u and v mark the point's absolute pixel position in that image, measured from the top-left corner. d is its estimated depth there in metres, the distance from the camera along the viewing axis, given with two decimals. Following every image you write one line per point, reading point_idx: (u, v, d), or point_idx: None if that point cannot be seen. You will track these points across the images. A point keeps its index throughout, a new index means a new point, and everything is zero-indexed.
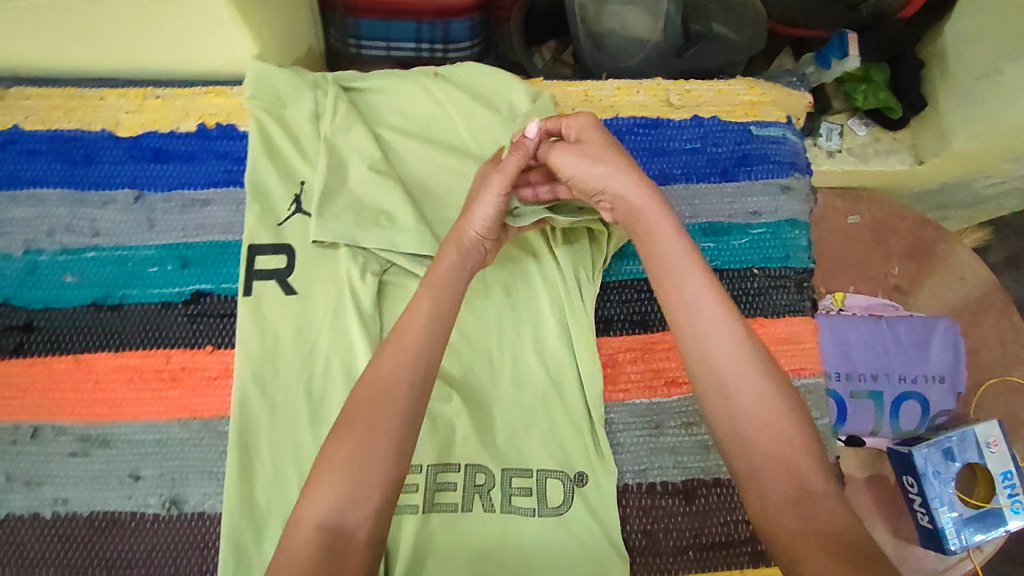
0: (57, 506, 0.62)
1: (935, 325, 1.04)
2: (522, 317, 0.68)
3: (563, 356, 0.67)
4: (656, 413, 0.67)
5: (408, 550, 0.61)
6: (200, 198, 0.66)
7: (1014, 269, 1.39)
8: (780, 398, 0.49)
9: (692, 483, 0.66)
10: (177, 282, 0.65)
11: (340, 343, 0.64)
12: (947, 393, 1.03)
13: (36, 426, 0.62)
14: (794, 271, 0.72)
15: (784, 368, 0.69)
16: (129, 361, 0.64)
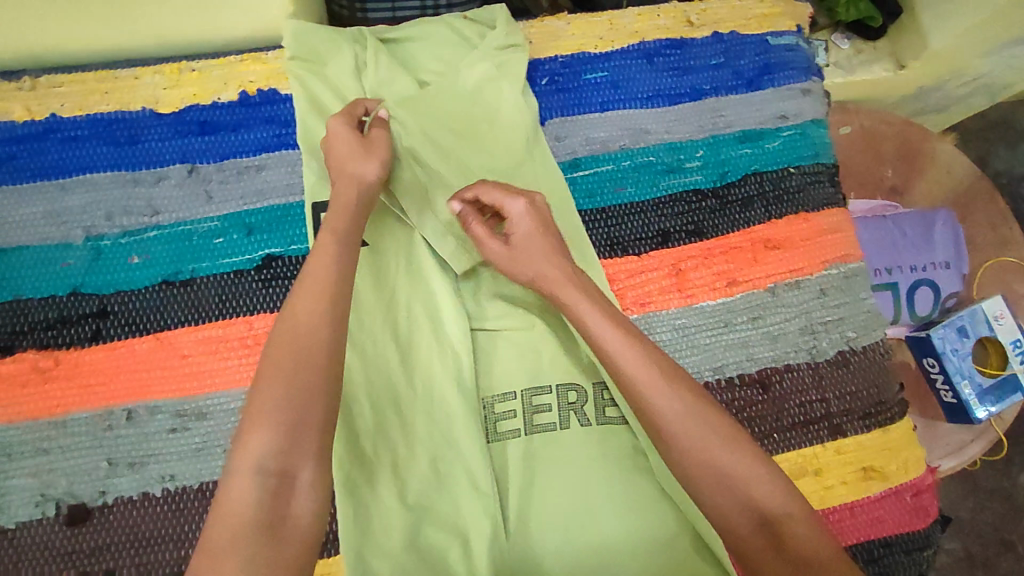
0: (165, 483, 0.60)
1: (935, 216, 1.11)
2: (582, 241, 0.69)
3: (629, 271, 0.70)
4: (723, 312, 0.70)
5: (519, 471, 0.63)
6: (254, 164, 0.68)
7: (984, 165, 1.47)
8: (705, 425, 0.54)
9: (766, 372, 0.70)
10: (245, 249, 0.66)
11: (419, 286, 0.66)
12: (954, 277, 1.10)
13: (129, 409, 0.61)
14: (825, 166, 0.77)
15: (830, 254, 0.73)
16: (213, 332, 0.63)
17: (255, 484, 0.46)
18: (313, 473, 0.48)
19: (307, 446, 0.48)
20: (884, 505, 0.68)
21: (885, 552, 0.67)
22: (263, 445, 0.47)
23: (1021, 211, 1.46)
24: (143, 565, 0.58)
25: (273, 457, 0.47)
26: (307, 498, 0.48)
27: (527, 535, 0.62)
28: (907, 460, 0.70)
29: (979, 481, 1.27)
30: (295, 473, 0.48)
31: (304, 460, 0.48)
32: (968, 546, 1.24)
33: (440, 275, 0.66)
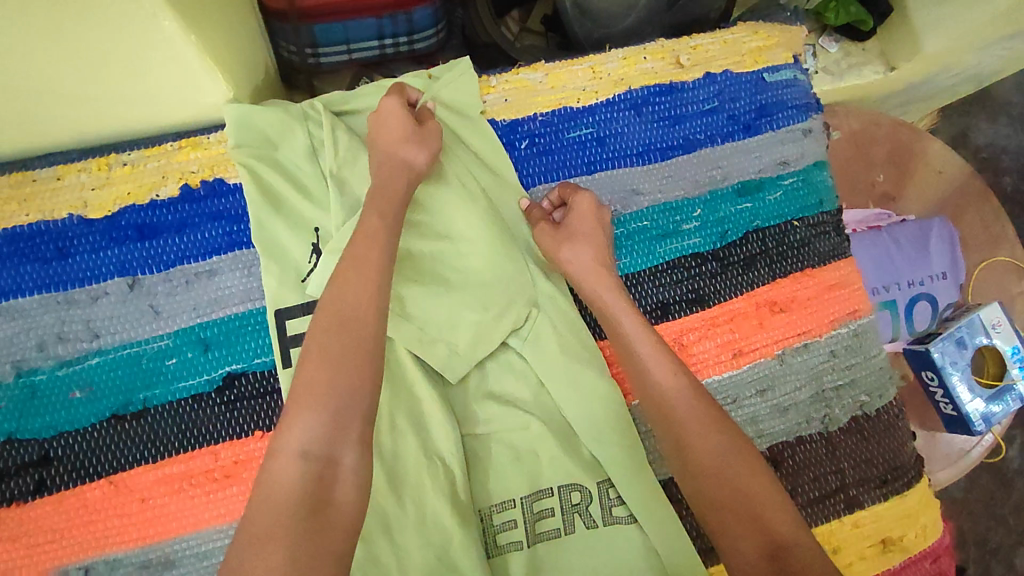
0: None
1: (931, 225, 1.08)
2: (576, 325, 0.64)
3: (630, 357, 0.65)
4: (731, 387, 0.66)
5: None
6: (205, 269, 0.60)
7: (966, 145, 1.43)
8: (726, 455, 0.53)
9: (778, 448, 0.66)
10: (203, 368, 0.59)
11: (402, 396, 0.60)
12: (951, 287, 1.07)
13: (86, 566, 0.55)
14: (830, 214, 0.72)
15: (839, 312, 0.69)
16: (173, 469, 0.57)
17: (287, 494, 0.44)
18: (357, 460, 0.47)
19: (351, 434, 0.47)
20: None
21: None
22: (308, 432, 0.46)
23: (1001, 185, 1.43)
24: None
25: (318, 443, 0.46)
26: (348, 486, 0.46)
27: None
28: (926, 525, 0.67)
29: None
30: (337, 457, 0.46)
31: (348, 447, 0.47)
32: (964, 533, 1.25)
33: (424, 381, 0.60)
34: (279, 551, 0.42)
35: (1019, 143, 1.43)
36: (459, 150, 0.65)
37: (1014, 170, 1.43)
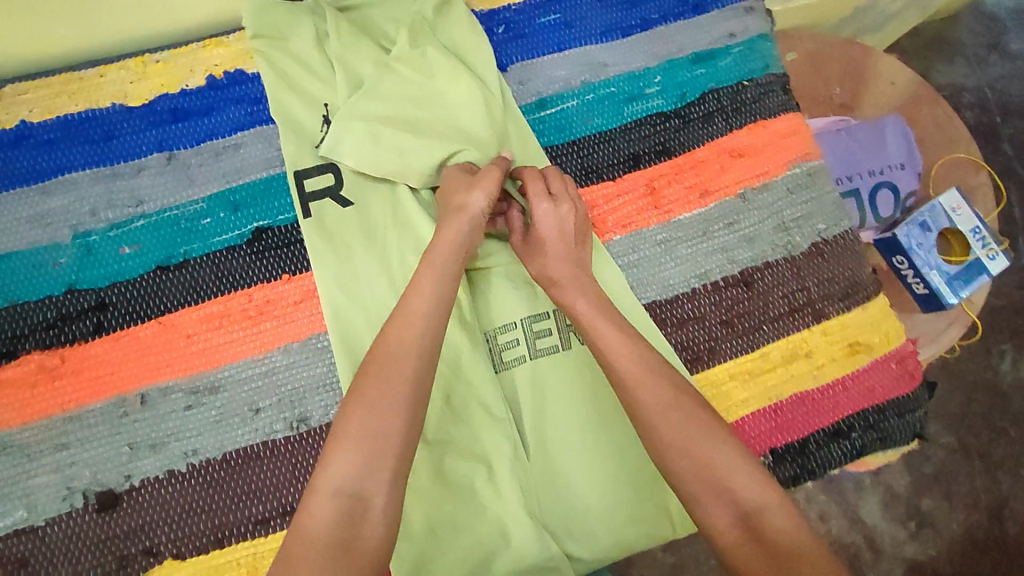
0: (189, 458, 0.61)
1: (887, 122, 1.17)
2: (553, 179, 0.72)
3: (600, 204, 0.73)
4: (700, 222, 0.74)
5: (529, 393, 0.66)
6: (231, 143, 0.69)
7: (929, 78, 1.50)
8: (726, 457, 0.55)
9: (748, 272, 0.73)
10: (233, 225, 0.67)
11: (409, 238, 0.68)
12: (911, 176, 1.16)
13: (142, 393, 0.62)
14: (776, 76, 0.81)
15: (792, 155, 0.77)
16: (214, 309, 0.65)
17: (333, 505, 0.51)
18: (384, 502, 0.52)
19: (381, 473, 0.52)
20: (872, 375, 0.73)
21: (880, 418, 0.72)
22: (341, 468, 0.52)
23: (965, 120, 1.47)
24: (179, 539, 0.59)
25: (349, 481, 0.52)
26: (378, 522, 0.51)
27: (549, 450, 0.65)
28: (888, 332, 0.74)
29: (963, 376, 1.34)
30: (368, 498, 0.51)
31: (377, 489, 0.52)
32: (961, 435, 1.31)
33: (426, 222, 0.68)
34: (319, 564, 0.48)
35: (977, 81, 1.49)
36: (444, 37, 0.75)
37: (976, 106, 1.48)
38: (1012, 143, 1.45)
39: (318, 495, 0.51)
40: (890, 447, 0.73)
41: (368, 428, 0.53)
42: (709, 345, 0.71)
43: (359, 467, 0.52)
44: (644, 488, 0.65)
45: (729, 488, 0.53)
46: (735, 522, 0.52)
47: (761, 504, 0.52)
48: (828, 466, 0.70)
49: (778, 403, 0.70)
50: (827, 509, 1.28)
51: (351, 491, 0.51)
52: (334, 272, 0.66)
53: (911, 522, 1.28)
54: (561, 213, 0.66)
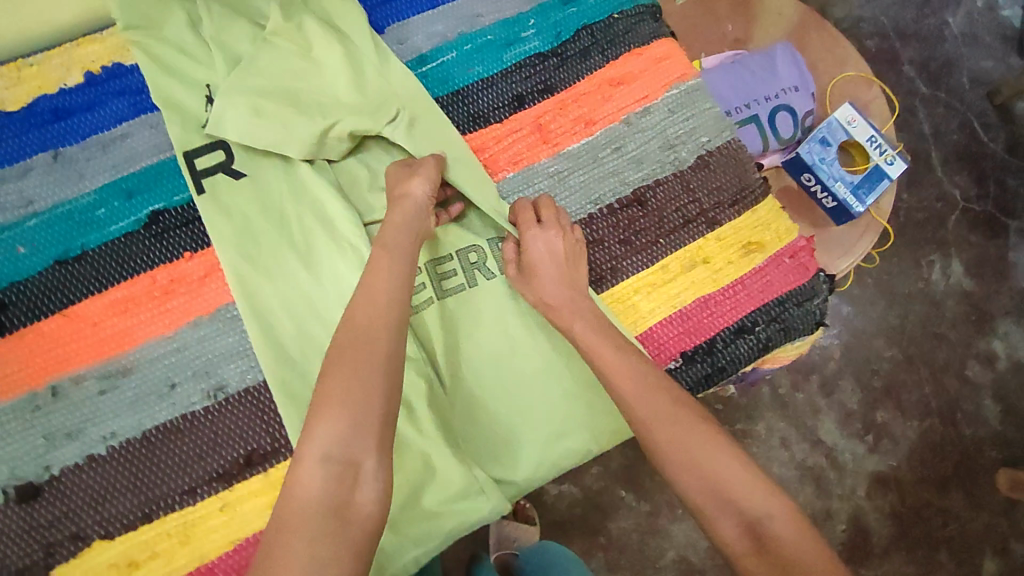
0: (108, 441, 0.62)
1: (776, 50, 1.23)
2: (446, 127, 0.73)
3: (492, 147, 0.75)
4: (589, 151, 0.77)
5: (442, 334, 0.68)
6: (118, 135, 0.70)
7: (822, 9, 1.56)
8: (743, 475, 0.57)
9: (640, 191, 0.77)
10: (129, 212, 0.68)
11: (305, 201, 0.70)
12: (805, 97, 1.22)
13: (53, 385, 0.63)
14: (646, 7, 0.84)
15: (670, 77, 0.81)
16: (117, 296, 0.65)
17: (322, 472, 0.52)
18: (375, 465, 0.54)
19: (367, 440, 0.54)
20: (769, 271, 0.77)
21: (781, 309, 0.76)
22: (326, 437, 0.53)
23: (867, 50, 1.50)
24: (106, 520, 0.60)
25: (337, 448, 0.53)
26: (370, 488, 0.53)
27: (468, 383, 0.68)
28: (779, 229, 0.79)
29: (897, 290, 1.39)
30: (359, 463, 0.53)
31: (368, 453, 0.54)
32: (904, 348, 1.37)
33: (320, 183, 0.70)
34: (309, 540, 0.50)
35: (873, 11, 1.51)
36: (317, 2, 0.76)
37: (875, 36, 1.50)
38: (912, 66, 1.49)
39: (308, 462, 0.53)
40: (796, 336, 0.78)
41: (342, 391, 0.55)
42: (610, 265, 0.74)
43: (346, 432, 0.54)
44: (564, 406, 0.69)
45: (729, 498, 0.56)
46: (743, 532, 0.54)
47: (766, 514, 0.55)
48: (737, 361, 0.74)
49: (682, 310, 0.74)
50: (787, 436, 1.32)
51: (342, 458, 0.53)
52: (233, 242, 0.67)
53: (868, 436, 1.33)
54: (548, 236, 0.68)
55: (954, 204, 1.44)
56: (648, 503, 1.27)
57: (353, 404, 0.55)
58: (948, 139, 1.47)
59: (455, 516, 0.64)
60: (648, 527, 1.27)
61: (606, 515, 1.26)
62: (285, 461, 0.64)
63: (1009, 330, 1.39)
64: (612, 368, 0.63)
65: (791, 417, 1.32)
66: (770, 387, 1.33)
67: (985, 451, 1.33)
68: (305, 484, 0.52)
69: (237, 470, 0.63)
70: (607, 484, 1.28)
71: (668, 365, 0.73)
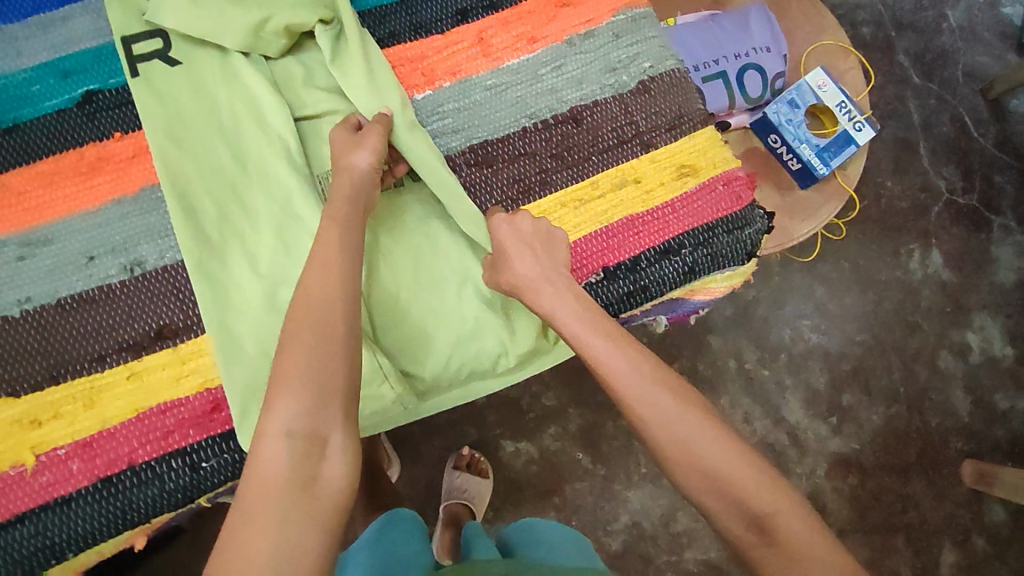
0: (22, 305, 0.63)
1: (749, 10, 1.23)
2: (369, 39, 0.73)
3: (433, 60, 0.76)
4: (529, 68, 0.77)
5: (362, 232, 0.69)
6: (59, 17, 0.71)
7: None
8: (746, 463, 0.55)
9: (577, 110, 0.77)
10: (63, 90, 0.69)
11: (238, 92, 0.70)
12: (776, 58, 1.22)
13: None
14: None
15: (618, 3, 0.81)
16: (45, 167, 0.66)
17: (284, 448, 0.51)
18: (343, 439, 0.53)
19: (329, 414, 0.53)
20: (700, 197, 0.76)
21: (710, 236, 0.76)
22: (290, 412, 0.53)
23: (859, 36, 1.48)
24: (13, 379, 0.61)
25: (301, 422, 0.52)
26: (337, 462, 0.52)
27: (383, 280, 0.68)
28: (716, 157, 0.78)
29: (873, 276, 1.38)
30: (325, 437, 0.52)
31: (332, 427, 0.53)
32: (876, 334, 1.36)
33: (254, 76, 0.70)
34: (270, 525, 0.48)
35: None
36: None
37: (870, 22, 1.49)
38: (906, 55, 1.48)
39: (269, 440, 0.52)
40: (725, 265, 0.77)
41: (302, 361, 0.54)
42: (540, 178, 0.74)
43: (308, 406, 0.53)
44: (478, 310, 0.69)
45: (733, 492, 0.53)
46: (747, 524, 0.52)
47: (772, 508, 0.52)
48: (661, 283, 0.74)
49: (608, 228, 0.74)
50: (750, 412, 1.31)
51: (307, 432, 0.52)
52: (161, 124, 0.68)
53: (832, 418, 1.32)
54: (514, 223, 0.68)
55: (937, 196, 1.43)
56: (605, 466, 1.26)
57: (315, 382, 0.54)
58: (936, 130, 1.46)
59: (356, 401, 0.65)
60: (603, 490, 1.26)
61: (562, 476, 1.26)
62: (196, 338, 0.64)
63: (985, 324, 1.38)
64: (577, 338, 0.62)
65: (756, 392, 1.32)
66: (735, 361, 1.32)
67: (952, 443, 1.32)
68: (269, 459, 0.51)
69: (147, 343, 0.63)
70: (565, 446, 1.27)
71: (589, 280, 0.73)
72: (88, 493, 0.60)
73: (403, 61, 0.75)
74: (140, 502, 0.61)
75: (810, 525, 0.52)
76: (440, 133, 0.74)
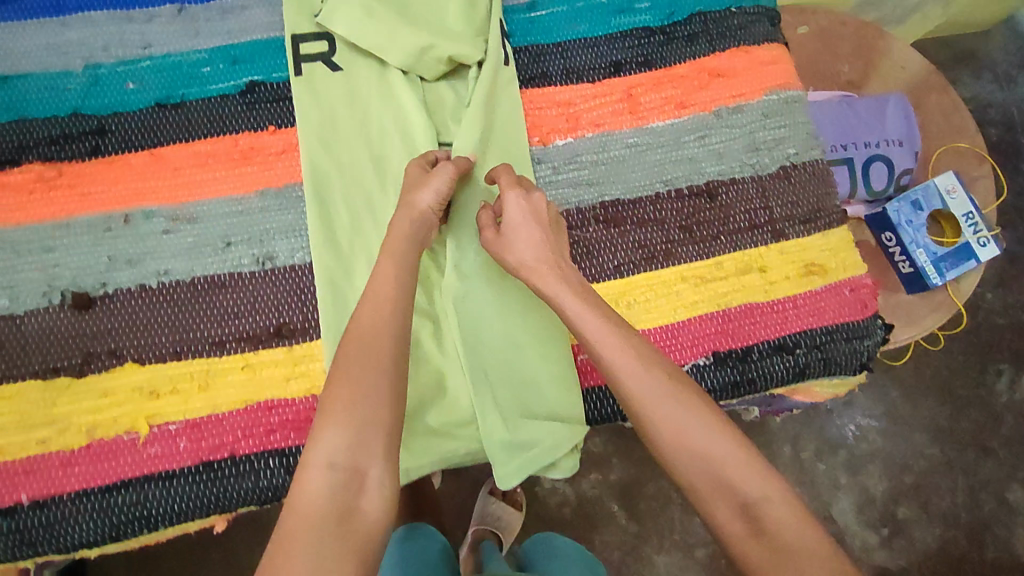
0: (160, 276, 0.66)
1: (889, 98, 1.17)
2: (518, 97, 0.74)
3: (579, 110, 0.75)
4: (672, 133, 0.76)
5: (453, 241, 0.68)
6: (239, 4, 0.73)
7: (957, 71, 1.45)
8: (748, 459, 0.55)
9: (713, 184, 0.75)
10: (231, 77, 0.72)
11: (390, 107, 0.72)
12: (907, 154, 1.16)
13: (126, 213, 0.67)
14: (766, 9, 0.82)
15: (771, 81, 0.79)
16: (202, 149, 0.69)
17: (324, 479, 0.51)
18: (382, 474, 0.53)
19: (373, 447, 0.53)
20: (825, 298, 0.74)
21: (827, 340, 0.73)
22: (334, 443, 0.52)
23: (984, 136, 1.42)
24: (140, 346, 0.64)
25: (342, 454, 0.52)
26: (375, 496, 0.52)
27: (476, 293, 0.67)
28: (846, 259, 0.75)
29: (956, 393, 1.27)
30: (364, 470, 0.52)
31: (371, 462, 0.52)
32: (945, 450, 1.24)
33: (409, 94, 0.72)
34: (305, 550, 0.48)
35: (1003, 99, 1.44)
36: None
37: (999, 124, 1.43)
38: None
39: (313, 469, 0.52)
40: (835, 373, 0.74)
41: (345, 392, 0.54)
42: (664, 247, 0.73)
43: (351, 439, 0.53)
44: (568, 359, 0.67)
45: (724, 479, 0.54)
46: (736, 514, 0.53)
47: (764, 496, 0.53)
48: (769, 379, 0.72)
49: (725, 312, 0.72)
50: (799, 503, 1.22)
51: (347, 465, 0.52)
52: (314, 127, 0.70)
53: (884, 528, 1.21)
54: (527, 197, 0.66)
55: None
56: (638, 525, 1.14)
57: (360, 416, 0.54)
58: None
59: (451, 441, 0.65)
60: (631, 555, 1.14)
61: (593, 527, 1.14)
62: (309, 342, 0.66)
63: None
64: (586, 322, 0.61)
65: (809, 485, 1.21)
66: (791, 447, 1.23)
67: None
68: (310, 489, 0.51)
69: (265, 337, 0.65)
70: (602, 496, 1.15)
71: (699, 361, 0.71)
72: (189, 473, 0.62)
73: (553, 104, 0.75)
74: (232, 492, 0.62)
75: (800, 516, 0.52)
76: (574, 185, 0.74)
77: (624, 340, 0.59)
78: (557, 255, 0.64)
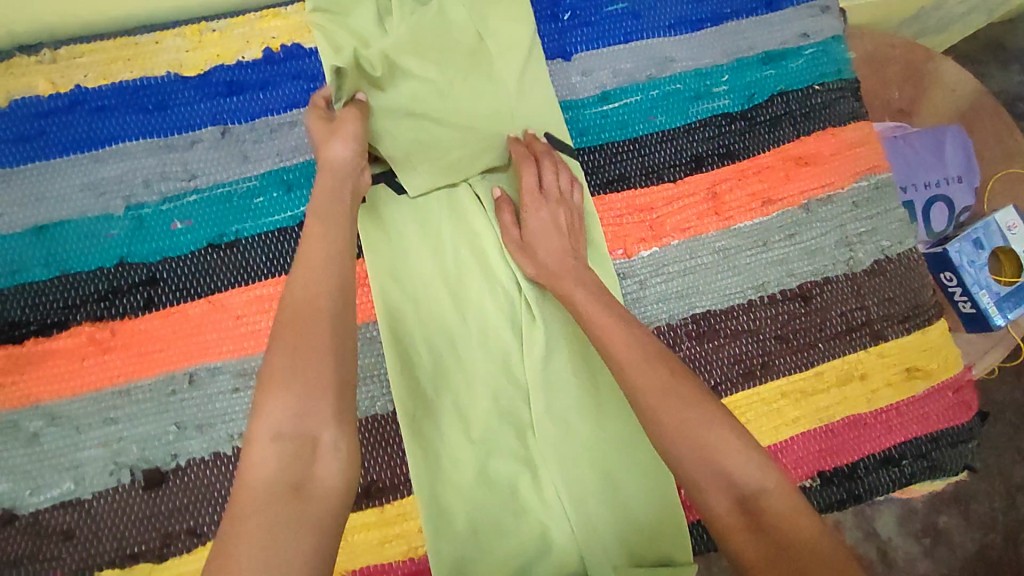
0: (235, 441, 0.61)
1: (947, 131, 1.00)
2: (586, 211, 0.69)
3: (660, 208, 0.70)
4: (762, 232, 0.71)
5: (541, 378, 0.64)
6: (287, 121, 0.67)
7: (999, 71, 1.25)
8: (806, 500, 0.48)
9: (806, 285, 0.71)
10: (287, 206, 0.65)
11: (464, 231, 0.67)
12: (968, 191, 1.00)
13: (190, 372, 0.62)
14: (848, 82, 0.77)
15: (858, 167, 0.74)
16: (264, 292, 0.63)
17: (275, 452, 0.47)
18: (336, 437, 0.49)
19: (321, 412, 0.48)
20: (927, 402, 0.71)
21: (932, 447, 0.70)
22: (279, 412, 0.48)
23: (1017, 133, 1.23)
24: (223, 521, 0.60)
25: (288, 425, 0.47)
26: (329, 461, 0.48)
27: (573, 437, 0.63)
28: (946, 358, 0.72)
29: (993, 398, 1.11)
30: (316, 437, 0.48)
31: (322, 425, 0.48)
32: (984, 459, 1.09)
33: (482, 216, 0.67)
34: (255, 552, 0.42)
35: None
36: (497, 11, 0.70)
37: None
38: None
39: (257, 444, 0.47)
40: (940, 477, 0.71)
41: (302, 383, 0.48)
42: (761, 359, 0.69)
43: (293, 405, 0.48)
44: (674, 500, 0.63)
45: (735, 476, 0.49)
46: (733, 505, 0.48)
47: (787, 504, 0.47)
48: (876, 492, 0.69)
49: (828, 426, 0.69)
50: (841, 520, 1.08)
51: (294, 434, 0.47)
52: (384, 259, 0.64)
53: (925, 537, 1.07)
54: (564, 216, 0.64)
55: None
56: None
57: (309, 380, 0.48)
58: None
59: None
60: None
61: None
62: (400, 499, 0.61)
63: None
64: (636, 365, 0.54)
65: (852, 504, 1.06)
66: None
67: None
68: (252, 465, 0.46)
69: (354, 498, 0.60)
70: None
71: (803, 482, 0.68)
72: None
73: (634, 211, 0.70)
74: None
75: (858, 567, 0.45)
76: (663, 298, 0.69)
77: (630, 340, 0.56)
78: (578, 264, 0.63)
